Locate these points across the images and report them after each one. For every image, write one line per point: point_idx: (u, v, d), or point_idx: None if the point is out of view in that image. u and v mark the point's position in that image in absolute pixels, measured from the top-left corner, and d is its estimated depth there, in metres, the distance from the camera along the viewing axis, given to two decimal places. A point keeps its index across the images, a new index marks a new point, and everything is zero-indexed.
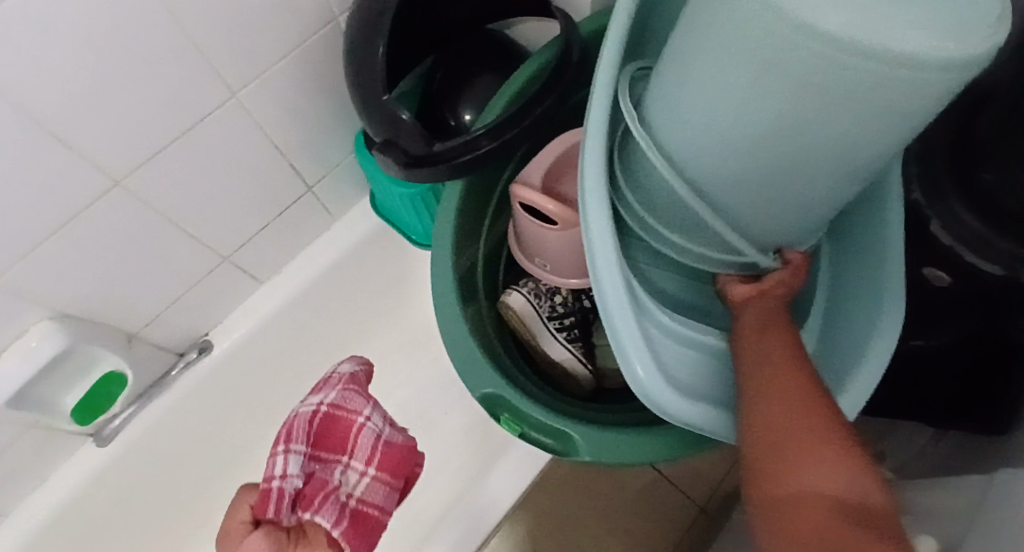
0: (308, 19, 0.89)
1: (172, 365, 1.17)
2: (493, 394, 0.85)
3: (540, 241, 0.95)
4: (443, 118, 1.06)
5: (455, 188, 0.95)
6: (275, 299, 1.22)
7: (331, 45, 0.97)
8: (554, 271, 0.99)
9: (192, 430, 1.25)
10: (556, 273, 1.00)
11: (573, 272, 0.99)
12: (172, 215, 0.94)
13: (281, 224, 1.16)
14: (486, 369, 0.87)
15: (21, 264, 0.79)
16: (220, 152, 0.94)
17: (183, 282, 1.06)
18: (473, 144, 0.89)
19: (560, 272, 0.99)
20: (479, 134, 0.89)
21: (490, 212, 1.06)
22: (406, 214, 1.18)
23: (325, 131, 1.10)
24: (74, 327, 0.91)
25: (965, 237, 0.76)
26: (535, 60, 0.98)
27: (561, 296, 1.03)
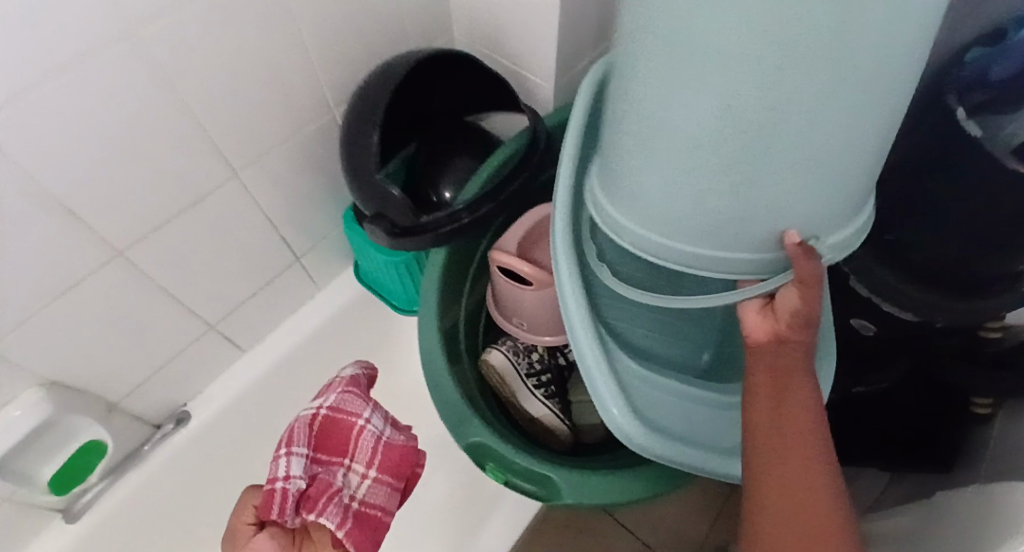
0: (303, 111, 1.01)
1: (146, 439, 1.15)
2: (479, 442, 0.88)
3: (516, 301, 1.04)
4: (427, 194, 1.17)
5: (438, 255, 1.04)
6: (259, 366, 1.24)
7: (327, 131, 1.09)
8: (529, 329, 1.08)
9: (168, 509, 1.19)
10: (531, 332, 1.07)
11: (545, 330, 1.07)
12: (169, 286, 0.99)
13: (269, 293, 1.21)
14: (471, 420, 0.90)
15: (19, 334, 0.82)
16: (217, 226, 1.00)
17: (170, 351, 1.08)
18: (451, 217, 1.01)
19: (535, 330, 1.07)
20: (459, 208, 1.01)
21: (470, 278, 1.15)
22: (390, 281, 1.25)
23: (316, 208, 1.19)
24: (60, 397, 0.92)
25: (883, 289, 0.85)
26: (508, 147, 1.13)
27: (537, 353, 1.10)
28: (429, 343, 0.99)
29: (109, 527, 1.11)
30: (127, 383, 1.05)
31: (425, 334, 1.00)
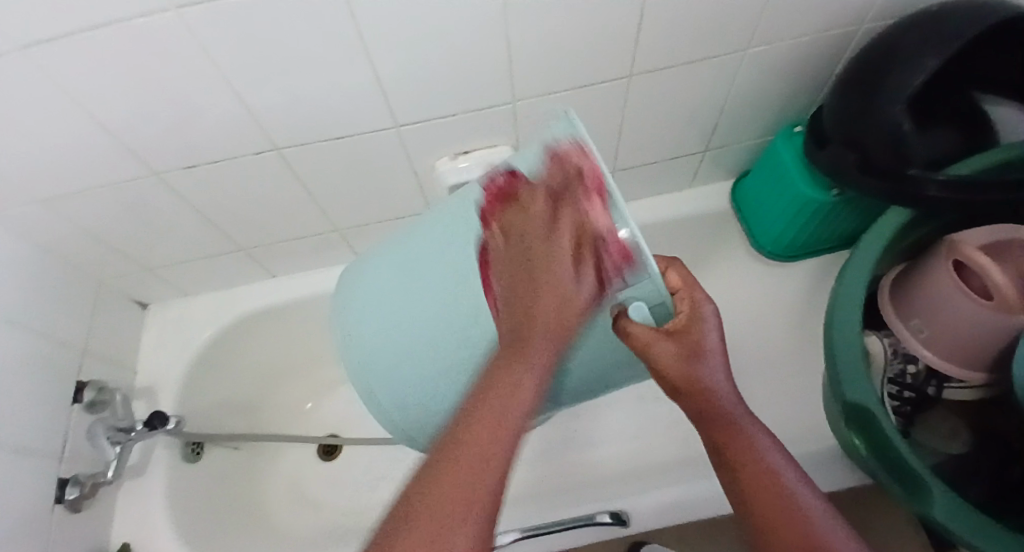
0: (747, 24, 0.54)
1: (203, 275, 0.77)
2: (852, 399, 0.51)
3: (937, 307, 0.54)
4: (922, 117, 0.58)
5: (897, 215, 0.57)
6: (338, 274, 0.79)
7: (775, 30, 0.55)
8: (933, 360, 0.56)
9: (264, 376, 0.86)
10: (936, 359, 0.56)
11: (956, 368, 0.56)
12: (326, 119, 0.56)
13: (345, 144, 0.60)
14: (858, 366, 0.52)
15: (138, 118, 0.51)
16: (410, 55, 0.50)
17: (218, 196, 0.64)
18: (949, 188, 0.53)
19: (941, 364, 0.56)
20: (936, 182, 0.53)
21: (903, 248, 0.62)
22: (767, 208, 0.72)
23: (582, 52, 0.54)
24: None
25: None
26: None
27: (927, 393, 0.58)
28: (840, 300, 0.56)
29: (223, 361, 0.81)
30: (314, 225, 0.73)
31: (842, 271, 0.58)
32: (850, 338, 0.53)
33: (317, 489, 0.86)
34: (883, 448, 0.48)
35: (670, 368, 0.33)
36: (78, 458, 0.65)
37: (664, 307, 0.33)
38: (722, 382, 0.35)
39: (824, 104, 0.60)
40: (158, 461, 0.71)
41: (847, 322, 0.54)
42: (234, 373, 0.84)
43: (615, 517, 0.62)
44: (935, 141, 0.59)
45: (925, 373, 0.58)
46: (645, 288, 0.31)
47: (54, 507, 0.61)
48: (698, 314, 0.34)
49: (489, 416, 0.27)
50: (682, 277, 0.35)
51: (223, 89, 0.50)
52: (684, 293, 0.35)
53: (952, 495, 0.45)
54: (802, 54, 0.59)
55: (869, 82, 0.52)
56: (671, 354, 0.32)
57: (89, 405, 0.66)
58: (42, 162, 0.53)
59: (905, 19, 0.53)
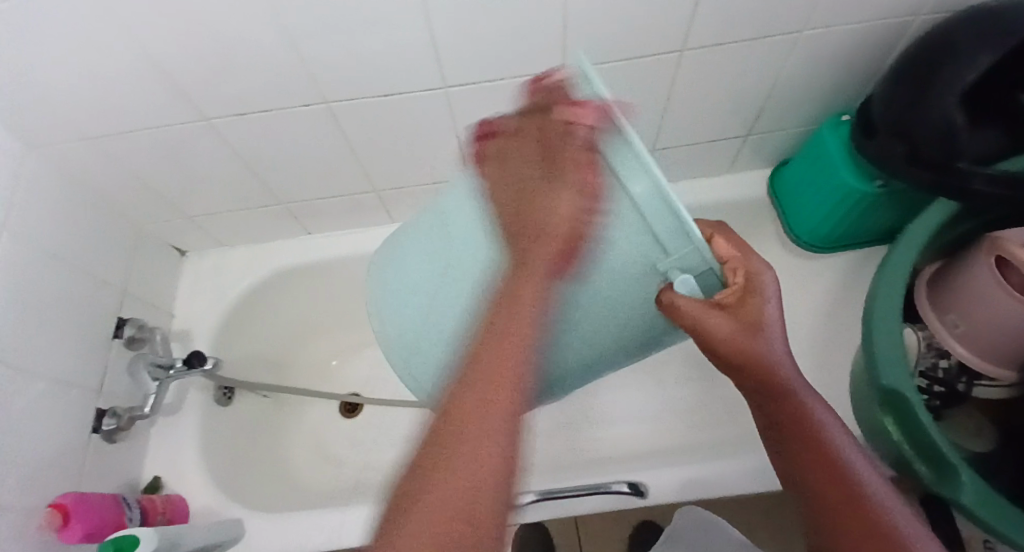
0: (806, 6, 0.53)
1: (241, 227, 0.79)
2: (886, 385, 0.52)
3: (976, 301, 0.54)
4: (978, 112, 0.57)
5: (942, 209, 0.57)
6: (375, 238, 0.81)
7: (834, 12, 0.54)
8: (967, 354, 0.56)
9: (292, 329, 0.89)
10: (970, 356, 0.56)
11: (991, 363, 0.55)
12: (377, 74, 0.57)
13: (394, 104, 0.61)
14: (895, 352, 0.52)
15: (194, 61, 0.52)
16: (467, 13, 0.50)
17: (265, 147, 0.65)
18: (997, 183, 0.52)
19: (974, 358, 0.56)
20: (984, 177, 0.52)
21: (945, 244, 0.62)
22: (807, 197, 0.72)
23: (636, 24, 0.54)
24: None
25: None
26: None
27: (957, 389, 0.59)
28: (880, 287, 0.56)
29: (253, 312, 0.83)
30: (352, 184, 0.74)
31: (881, 262, 0.58)
32: (888, 324, 0.53)
33: (335, 444, 0.89)
34: (917, 434, 0.50)
35: (721, 340, 0.33)
36: (115, 392, 0.67)
37: (715, 276, 0.31)
38: (773, 349, 0.35)
39: (874, 93, 0.60)
40: (189, 404, 0.73)
41: (886, 310, 0.54)
42: (264, 325, 0.86)
43: (633, 487, 0.63)
44: (990, 136, 0.58)
45: (958, 368, 0.58)
46: (691, 257, 0.28)
47: (92, 437, 0.63)
48: (751, 283, 0.33)
49: (480, 402, 0.22)
50: (731, 247, 0.34)
51: (279, 38, 0.51)
52: (734, 262, 0.34)
53: (980, 481, 0.46)
54: (859, 39, 0.58)
55: (925, 71, 0.52)
56: (726, 327, 0.32)
57: (129, 340, 0.69)
58: (102, 101, 0.55)
59: (967, 9, 0.52)
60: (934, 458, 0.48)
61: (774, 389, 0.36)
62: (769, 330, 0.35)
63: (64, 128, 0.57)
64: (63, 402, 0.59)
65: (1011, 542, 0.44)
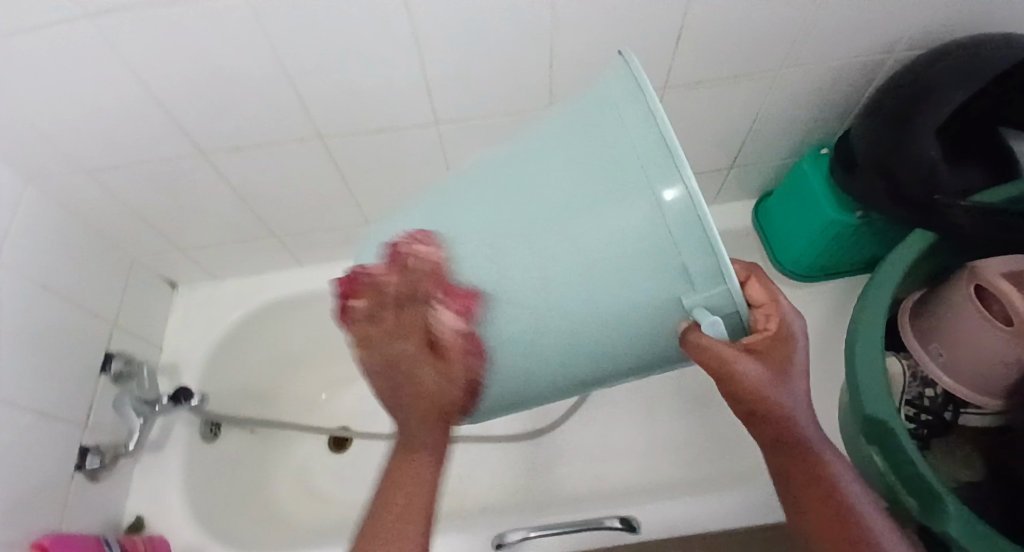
0: (780, 48, 0.56)
1: (233, 259, 0.79)
2: (873, 414, 0.53)
3: (957, 331, 0.55)
4: (952, 147, 0.59)
5: (920, 240, 0.59)
6: None
7: (806, 54, 0.57)
8: (952, 383, 0.57)
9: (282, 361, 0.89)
10: (953, 384, 0.57)
11: (976, 392, 0.56)
12: (369, 111, 0.58)
13: (385, 141, 0.63)
14: (880, 381, 0.53)
15: (191, 98, 0.54)
16: (455, 55, 0.53)
17: (258, 182, 0.66)
18: (975, 215, 0.54)
19: (959, 388, 0.57)
20: (958, 210, 0.54)
21: (927, 274, 0.63)
22: (791, 229, 0.74)
23: (619, 64, 0.57)
24: None
25: None
26: None
27: (944, 418, 0.59)
28: (863, 317, 0.57)
29: (243, 344, 0.83)
30: (345, 217, 0.75)
31: (864, 292, 0.59)
32: (871, 354, 0.54)
33: (323, 479, 0.87)
34: (902, 464, 0.50)
35: (751, 391, 0.30)
36: (100, 426, 0.67)
37: (742, 319, 0.29)
38: (800, 404, 0.33)
39: (851, 129, 0.62)
40: (177, 438, 0.72)
41: (869, 340, 0.55)
42: (254, 357, 0.86)
43: (625, 522, 0.63)
44: (965, 170, 0.60)
45: (944, 397, 0.58)
46: (717, 297, 0.27)
47: (74, 474, 0.62)
48: (787, 331, 0.31)
49: (408, 474, 0.38)
50: (767, 291, 0.32)
51: (275, 73, 0.52)
52: (768, 308, 0.32)
53: (968, 511, 0.46)
54: (833, 78, 0.61)
55: (898, 110, 0.54)
56: (756, 375, 0.29)
57: (115, 376, 0.68)
58: (100, 135, 0.56)
59: (939, 48, 0.54)
60: (921, 489, 0.49)
61: (791, 443, 0.34)
62: (798, 378, 0.32)
63: (60, 161, 0.58)
64: (46, 434, 0.59)
65: None
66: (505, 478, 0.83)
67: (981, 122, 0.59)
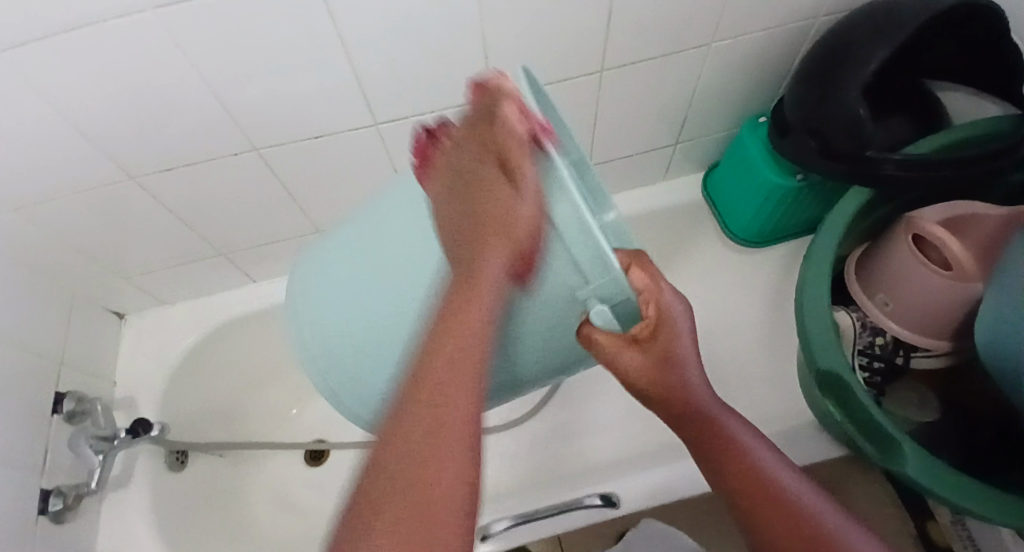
0: (710, 19, 0.57)
1: (183, 281, 0.76)
2: (826, 368, 0.54)
3: (899, 279, 0.57)
4: (880, 103, 0.61)
5: (858, 195, 0.61)
6: None
7: (737, 24, 0.58)
8: (900, 330, 0.59)
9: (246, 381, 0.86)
10: (901, 330, 0.59)
11: (920, 335, 0.58)
12: (305, 118, 0.57)
13: (325, 146, 0.61)
14: (830, 335, 0.55)
15: (115, 121, 0.51)
16: (387, 53, 0.52)
17: (195, 199, 0.64)
18: (905, 167, 0.56)
19: (906, 332, 0.59)
20: (891, 163, 0.56)
21: (866, 227, 0.66)
22: (738, 197, 0.75)
23: (554, 49, 0.56)
24: None
25: None
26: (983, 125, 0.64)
27: (896, 363, 0.61)
28: (810, 276, 0.58)
29: (202, 367, 0.80)
30: (293, 227, 0.73)
31: (809, 250, 0.61)
32: (820, 311, 0.56)
33: (304, 496, 0.85)
34: (858, 412, 0.52)
35: (638, 379, 0.30)
36: (58, 469, 0.63)
37: (631, 307, 0.26)
38: (692, 377, 0.33)
39: (784, 94, 0.63)
40: (142, 471, 0.70)
41: (816, 296, 0.57)
42: (217, 381, 0.83)
43: (605, 498, 0.64)
44: (893, 125, 0.62)
45: (893, 344, 0.60)
46: (609, 289, 0.23)
47: (37, 520, 0.59)
48: (667, 319, 0.28)
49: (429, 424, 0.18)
50: (647, 277, 0.27)
51: (200, 88, 0.50)
52: (649, 295, 0.27)
53: (920, 450, 0.48)
54: (764, 46, 0.62)
55: (826, 70, 0.55)
56: (640, 368, 0.29)
57: (70, 415, 0.65)
58: (18, 167, 0.53)
59: (857, 11, 0.56)
60: (878, 434, 0.51)
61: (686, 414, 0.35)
62: (688, 358, 0.32)
63: None
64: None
65: (954, 503, 0.47)
66: (485, 471, 0.83)
67: (904, 78, 0.62)
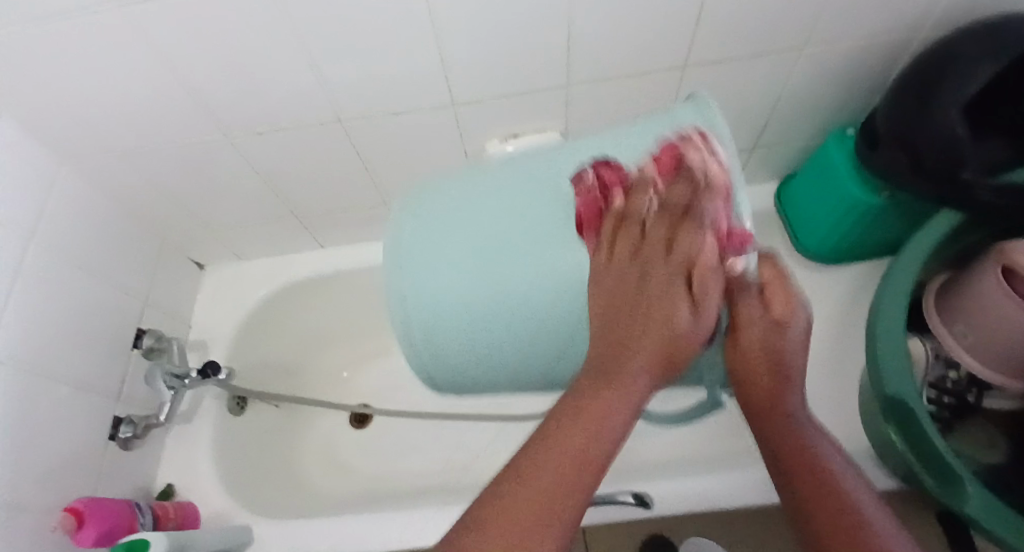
0: (806, 23, 0.55)
1: (258, 239, 0.81)
2: (892, 395, 0.52)
3: (982, 310, 0.54)
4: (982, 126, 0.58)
5: (943, 220, 0.58)
6: None
7: (834, 30, 0.56)
8: (975, 363, 0.56)
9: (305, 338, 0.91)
10: (976, 366, 0.56)
11: (998, 371, 0.55)
12: (388, 93, 0.59)
13: (405, 122, 0.64)
14: (902, 362, 0.53)
15: (216, 84, 0.55)
16: (474, 35, 0.53)
17: (279, 163, 0.67)
18: (1003, 194, 0.53)
19: (983, 367, 0.56)
20: (988, 187, 0.53)
21: (950, 256, 0.63)
22: (814, 210, 0.73)
23: (641, 42, 0.56)
24: None
25: None
26: None
27: (967, 400, 0.59)
28: (885, 299, 0.56)
29: (266, 322, 0.85)
30: (366, 197, 0.76)
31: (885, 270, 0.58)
32: (891, 335, 0.54)
33: (344, 455, 0.90)
34: (922, 443, 0.50)
35: (745, 333, 0.34)
36: (132, 398, 0.69)
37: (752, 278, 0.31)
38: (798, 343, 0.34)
39: (876, 106, 0.60)
40: (203, 411, 0.75)
41: (890, 320, 0.55)
42: (276, 336, 0.88)
43: (638, 498, 0.63)
44: (995, 149, 0.59)
45: (967, 379, 0.59)
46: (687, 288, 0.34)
47: (108, 443, 0.65)
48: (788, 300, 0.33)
49: (530, 473, 0.24)
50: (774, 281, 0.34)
51: (295, 56, 0.53)
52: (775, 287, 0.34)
53: (986, 491, 0.46)
54: (861, 54, 0.59)
55: (926, 82, 0.52)
56: (757, 332, 0.33)
57: (148, 350, 0.70)
58: (132, 117, 0.58)
59: (970, 22, 0.53)
60: (939, 469, 0.49)
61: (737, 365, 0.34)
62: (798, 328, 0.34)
63: (94, 144, 0.60)
64: (80, 406, 0.61)
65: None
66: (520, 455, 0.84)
67: None
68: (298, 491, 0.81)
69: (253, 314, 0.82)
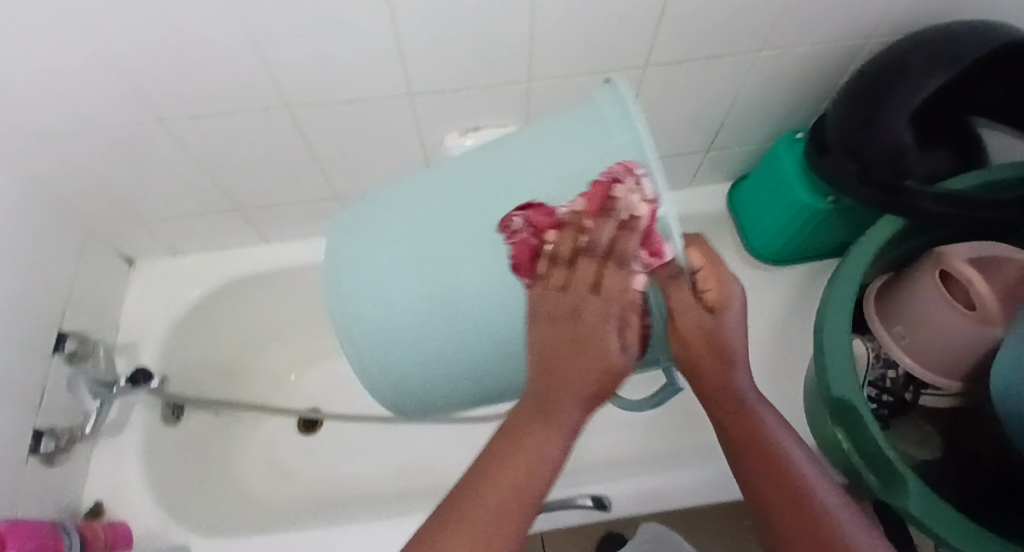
0: (767, 26, 0.55)
1: (198, 233, 0.75)
2: (840, 398, 0.54)
3: (921, 314, 0.56)
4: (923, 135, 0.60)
5: (888, 226, 0.60)
6: None
7: (792, 35, 0.56)
8: (912, 364, 0.59)
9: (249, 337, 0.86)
10: (915, 366, 0.58)
11: (932, 371, 0.58)
12: (341, 81, 0.55)
13: (358, 112, 0.60)
14: (849, 365, 0.54)
15: (149, 64, 0.50)
16: (434, 23, 0.50)
17: (220, 151, 0.63)
18: (942, 201, 0.55)
19: (919, 367, 0.58)
20: (929, 195, 0.55)
21: (892, 260, 0.65)
22: (765, 212, 0.74)
23: (603, 39, 0.55)
24: None
25: None
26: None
27: (904, 398, 0.61)
28: (833, 303, 0.58)
29: (206, 321, 0.80)
30: (316, 189, 0.72)
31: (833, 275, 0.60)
32: (838, 339, 0.56)
33: (295, 460, 0.86)
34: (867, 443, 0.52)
35: (682, 313, 0.30)
36: (54, 407, 0.63)
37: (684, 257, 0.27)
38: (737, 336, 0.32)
39: (826, 113, 0.62)
40: (138, 419, 0.69)
41: (838, 323, 0.56)
42: (217, 335, 0.82)
43: (596, 500, 0.63)
44: (933, 158, 0.61)
45: (905, 378, 0.60)
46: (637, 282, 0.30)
47: (27, 459, 0.59)
48: (727, 291, 0.30)
49: None
50: (706, 255, 0.30)
51: (240, 38, 0.49)
52: (707, 271, 0.30)
53: (924, 489, 0.48)
54: (815, 61, 0.60)
55: (875, 92, 0.54)
56: (693, 317, 0.30)
57: (69, 356, 0.65)
58: (47, 98, 0.51)
59: (915, 35, 0.54)
60: (883, 468, 0.51)
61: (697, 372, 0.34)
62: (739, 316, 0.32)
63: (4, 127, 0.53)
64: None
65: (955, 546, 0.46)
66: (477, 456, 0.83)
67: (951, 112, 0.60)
68: (243, 501, 0.77)
69: (191, 314, 0.76)
